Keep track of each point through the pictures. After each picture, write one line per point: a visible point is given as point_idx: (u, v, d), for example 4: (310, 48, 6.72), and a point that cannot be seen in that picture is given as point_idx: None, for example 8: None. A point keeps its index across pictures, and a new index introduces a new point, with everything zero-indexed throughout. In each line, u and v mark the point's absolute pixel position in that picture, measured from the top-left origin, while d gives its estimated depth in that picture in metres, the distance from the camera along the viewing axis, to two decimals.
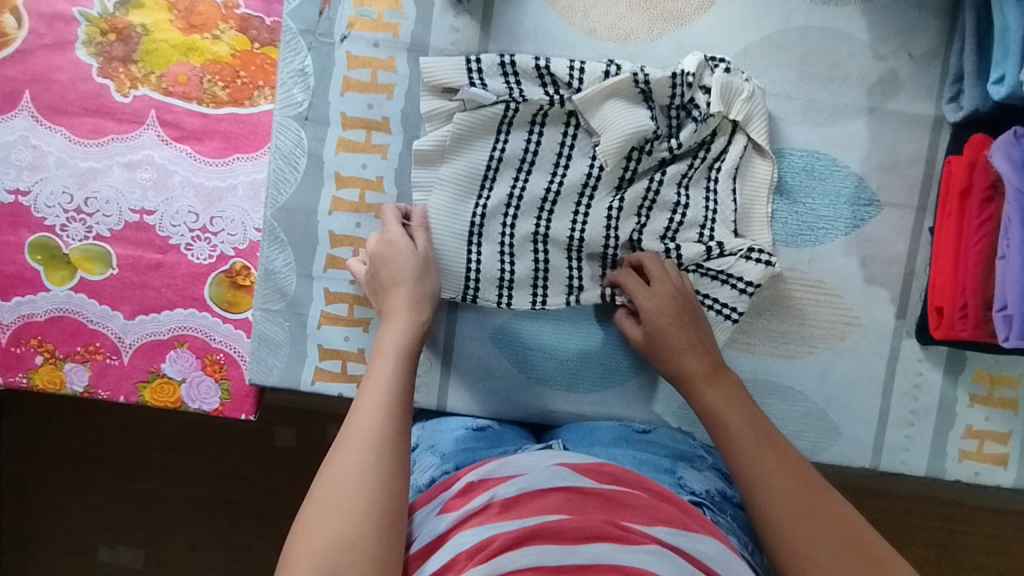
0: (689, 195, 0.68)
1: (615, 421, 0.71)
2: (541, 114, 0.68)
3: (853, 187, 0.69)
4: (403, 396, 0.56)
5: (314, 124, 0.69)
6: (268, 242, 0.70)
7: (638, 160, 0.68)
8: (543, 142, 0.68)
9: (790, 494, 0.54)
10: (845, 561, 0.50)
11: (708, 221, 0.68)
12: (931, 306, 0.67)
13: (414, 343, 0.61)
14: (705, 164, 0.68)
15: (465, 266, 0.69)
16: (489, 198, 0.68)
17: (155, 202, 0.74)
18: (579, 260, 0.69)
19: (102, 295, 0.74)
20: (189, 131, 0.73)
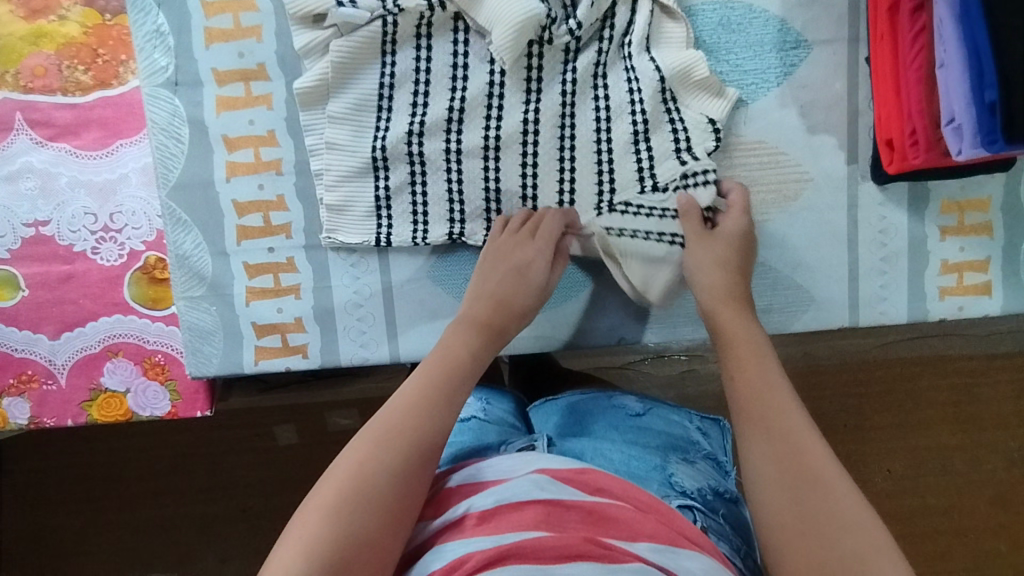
0: (606, 81, 0.63)
1: (610, 406, 0.72)
2: (424, 20, 0.62)
3: (776, 31, 0.63)
4: (448, 410, 0.51)
5: (186, 88, 0.63)
6: (172, 226, 0.65)
7: (540, 52, 0.62)
8: (432, 51, 0.62)
9: (766, 424, 0.49)
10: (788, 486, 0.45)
11: (636, 103, 0.62)
12: (880, 140, 0.63)
13: (469, 355, 0.55)
14: (617, 42, 0.63)
15: (375, 203, 0.64)
16: (389, 136, 0.63)
17: (47, 210, 0.69)
18: (495, 169, 0.64)
19: (20, 320, 0.70)
20: (63, 127, 0.68)
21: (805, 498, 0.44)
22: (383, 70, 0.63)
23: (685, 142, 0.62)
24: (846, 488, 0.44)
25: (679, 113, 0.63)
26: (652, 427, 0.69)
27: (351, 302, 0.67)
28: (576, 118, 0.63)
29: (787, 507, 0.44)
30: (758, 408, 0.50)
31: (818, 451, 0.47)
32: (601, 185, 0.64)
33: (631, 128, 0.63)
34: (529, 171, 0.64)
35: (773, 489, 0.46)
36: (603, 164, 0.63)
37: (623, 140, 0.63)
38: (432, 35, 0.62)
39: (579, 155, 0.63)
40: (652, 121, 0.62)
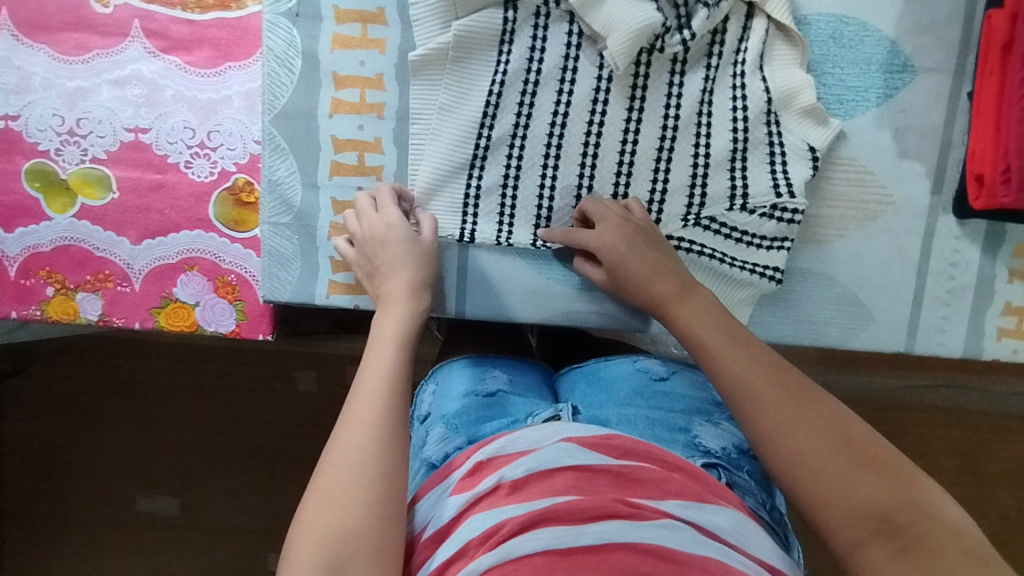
0: (711, 91, 0.64)
1: (631, 368, 0.72)
2: (541, 12, 0.63)
3: (885, 53, 0.64)
4: (401, 382, 0.52)
5: (306, 20, 0.65)
6: (270, 152, 0.67)
7: (649, 59, 0.64)
8: (546, 44, 0.64)
9: (772, 405, 0.49)
10: (835, 464, 0.45)
11: (740, 118, 0.64)
12: (969, 175, 0.64)
13: (412, 330, 0.57)
14: (727, 56, 0.64)
15: (467, 188, 0.66)
16: (494, 123, 0.64)
17: (149, 119, 0.71)
18: (592, 171, 0.65)
19: (105, 221, 0.72)
20: (176, 41, 0.69)
21: (843, 463, 0.45)
22: (498, 59, 0.64)
23: (779, 157, 0.64)
24: (866, 431, 0.47)
25: (780, 134, 0.64)
26: (676, 390, 0.69)
27: None
28: (678, 127, 0.64)
29: (826, 479, 0.45)
30: (765, 389, 0.49)
31: (826, 408, 0.48)
32: (692, 196, 0.65)
33: (729, 141, 0.64)
34: (624, 175, 0.65)
35: (817, 474, 0.46)
36: (697, 179, 0.65)
37: (720, 151, 0.64)
38: (548, 27, 0.64)
39: (675, 168, 0.65)
40: (751, 142, 0.64)
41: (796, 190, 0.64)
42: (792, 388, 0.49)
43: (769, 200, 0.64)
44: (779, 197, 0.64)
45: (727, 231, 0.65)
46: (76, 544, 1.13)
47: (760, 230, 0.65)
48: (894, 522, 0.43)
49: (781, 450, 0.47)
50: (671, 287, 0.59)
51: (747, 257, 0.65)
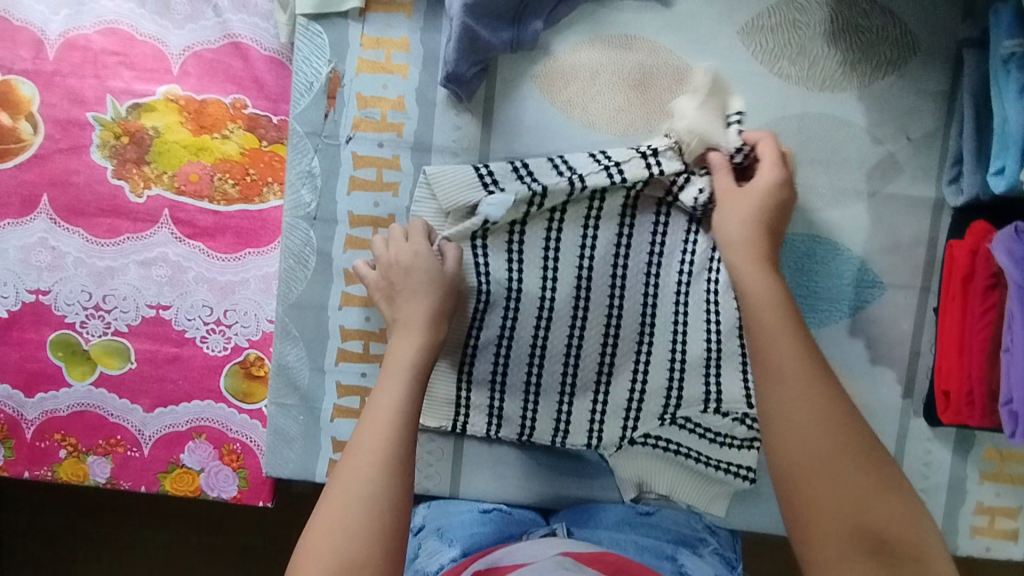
0: (685, 300, 0.70)
1: (620, 501, 0.73)
2: (517, 226, 0.68)
3: (856, 269, 0.69)
4: (410, 414, 0.55)
5: (322, 223, 0.71)
6: (282, 339, 0.72)
7: (627, 272, 0.70)
8: (525, 254, 0.69)
9: (812, 411, 0.50)
10: (854, 472, 0.48)
11: (713, 333, 0.69)
12: (936, 389, 0.67)
13: (427, 359, 0.60)
14: (700, 267, 0.70)
15: (459, 383, 0.71)
16: (482, 330, 0.70)
17: (171, 297, 0.76)
18: (572, 375, 0.71)
19: (121, 389, 0.76)
20: (202, 228, 0.75)
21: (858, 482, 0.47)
22: (480, 273, 0.69)
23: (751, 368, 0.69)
24: (886, 461, 0.49)
25: None
26: (663, 523, 0.70)
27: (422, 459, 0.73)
28: (653, 331, 0.71)
29: (836, 495, 0.47)
30: (810, 394, 0.50)
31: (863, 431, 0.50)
32: (669, 397, 0.71)
33: (703, 349, 0.70)
34: (604, 375, 0.71)
35: (832, 479, 0.47)
36: (672, 386, 0.70)
37: (695, 358, 0.70)
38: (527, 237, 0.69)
39: (652, 375, 0.71)
40: (724, 355, 0.69)
41: None
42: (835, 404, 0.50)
43: (741, 407, 0.69)
44: (750, 406, 0.69)
45: (705, 432, 0.71)
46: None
47: (733, 431, 0.70)
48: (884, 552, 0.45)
49: (801, 450, 0.49)
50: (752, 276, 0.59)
51: (722, 455, 0.70)
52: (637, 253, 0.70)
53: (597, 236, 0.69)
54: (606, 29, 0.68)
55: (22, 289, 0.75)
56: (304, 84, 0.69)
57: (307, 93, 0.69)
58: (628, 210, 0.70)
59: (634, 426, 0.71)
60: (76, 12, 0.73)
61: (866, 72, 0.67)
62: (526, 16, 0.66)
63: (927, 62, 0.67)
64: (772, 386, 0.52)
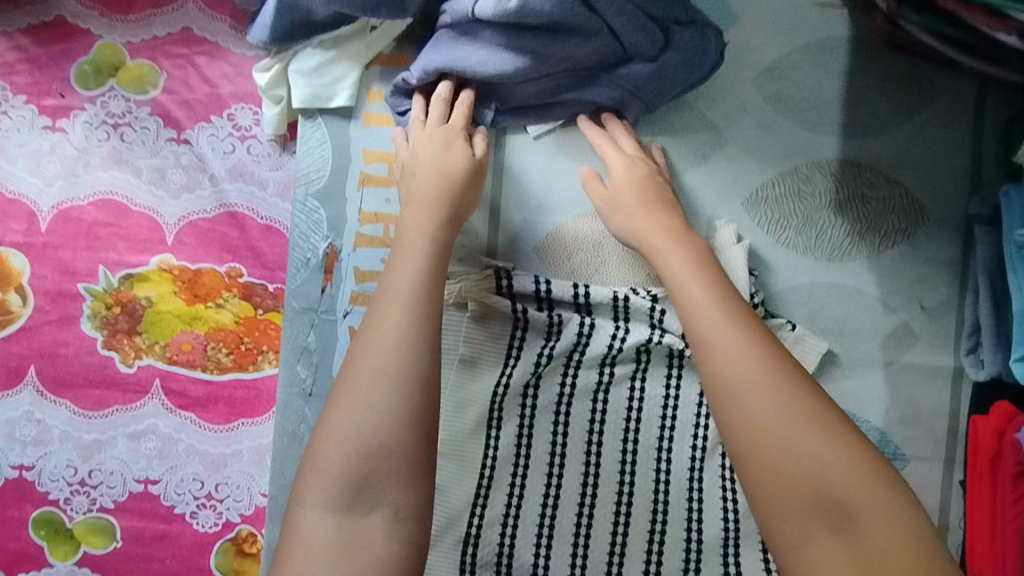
0: (700, 475, 0.65)
1: None
2: (529, 388, 0.66)
3: (877, 442, 0.66)
4: (432, 293, 0.51)
5: (317, 398, 0.68)
6: (274, 521, 0.68)
7: (636, 444, 0.65)
8: (535, 422, 0.66)
9: (756, 392, 0.45)
10: (807, 431, 0.43)
11: (729, 509, 0.64)
12: (969, 572, 0.63)
13: (442, 251, 0.56)
14: (714, 442, 0.65)
15: (461, 565, 0.65)
16: (487, 505, 0.65)
17: (160, 470, 0.73)
18: (583, 553, 0.65)
19: (106, 569, 0.72)
20: (194, 398, 0.73)
21: (829, 433, 0.43)
22: (488, 443, 0.66)
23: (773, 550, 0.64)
24: (826, 399, 0.45)
25: None
26: None
27: None
28: (667, 508, 0.65)
29: (778, 437, 0.43)
30: (769, 377, 0.46)
31: (818, 398, 0.45)
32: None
33: (720, 529, 0.64)
34: (616, 556, 0.65)
35: (765, 455, 0.43)
36: (689, 569, 0.64)
37: (712, 538, 0.64)
38: (538, 399, 0.66)
39: (667, 554, 0.64)
40: (744, 533, 0.64)
41: None
42: (780, 361, 0.47)
43: None
44: None
45: None
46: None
47: None
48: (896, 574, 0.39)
49: (784, 426, 0.43)
50: (712, 307, 0.51)
51: None
52: (647, 427, 0.66)
53: (606, 406, 0.66)
54: None
55: (5, 464, 0.73)
56: (300, 259, 0.68)
57: (303, 268, 0.68)
58: (638, 374, 0.66)
59: None
60: (71, 183, 0.73)
61: (875, 242, 0.66)
62: (485, 95, 0.66)
63: (937, 231, 0.66)
64: (729, 387, 0.46)
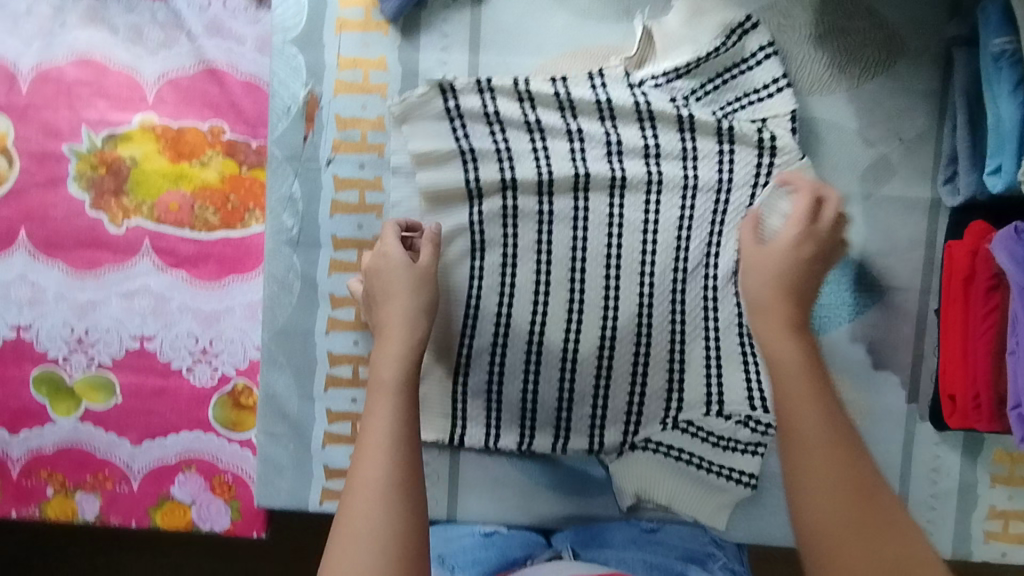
0: (682, 297, 0.69)
1: (622, 520, 0.70)
2: (507, 218, 0.68)
3: (852, 273, 0.68)
4: (406, 431, 0.52)
5: (305, 247, 0.69)
6: (269, 367, 0.70)
7: (618, 273, 0.69)
8: (518, 238, 0.68)
9: (830, 489, 0.46)
10: (855, 522, 0.44)
11: (710, 330, 0.69)
12: (941, 393, 0.65)
13: (411, 373, 0.56)
14: (696, 264, 0.68)
15: (454, 393, 0.70)
16: (475, 335, 0.69)
17: (155, 327, 0.74)
18: (570, 383, 0.69)
19: (108, 424, 0.75)
20: (184, 257, 0.74)
21: (832, 444, 0.47)
22: (472, 273, 0.68)
23: (754, 367, 0.68)
24: (893, 504, 0.46)
25: (753, 348, 0.68)
26: (668, 541, 0.69)
27: None
28: (650, 332, 0.69)
29: (853, 562, 0.43)
30: (830, 424, 0.48)
31: (870, 473, 0.47)
32: (670, 399, 0.69)
33: (702, 351, 0.69)
34: (603, 380, 0.69)
35: (840, 570, 0.43)
36: (673, 389, 0.69)
37: (695, 357, 0.69)
38: (517, 238, 0.68)
39: (652, 376, 0.70)
40: (724, 355, 0.69)
41: (769, 404, 0.68)
42: (862, 465, 0.47)
43: (745, 409, 0.68)
44: (753, 409, 0.68)
45: (708, 436, 0.69)
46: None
47: (736, 435, 0.69)
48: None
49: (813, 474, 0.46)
50: (773, 303, 0.55)
51: (723, 460, 0.69)
52: (628, 257, 0.69)
53: (587, 240, 0.68)
54: (590, 38, 0.68)
55: (4, 326, 0.74)
56: (281, 107, 0.68)
57: (284, 117, 0.68)
58: (615, 195, 0.68)
59: (636, 429, 0.70)
60: (48, 44, 0.72)
61: (854, 74, 0.66)
62: None
63: (915, 63, 0.66)
64: (790, 421, 0.49)
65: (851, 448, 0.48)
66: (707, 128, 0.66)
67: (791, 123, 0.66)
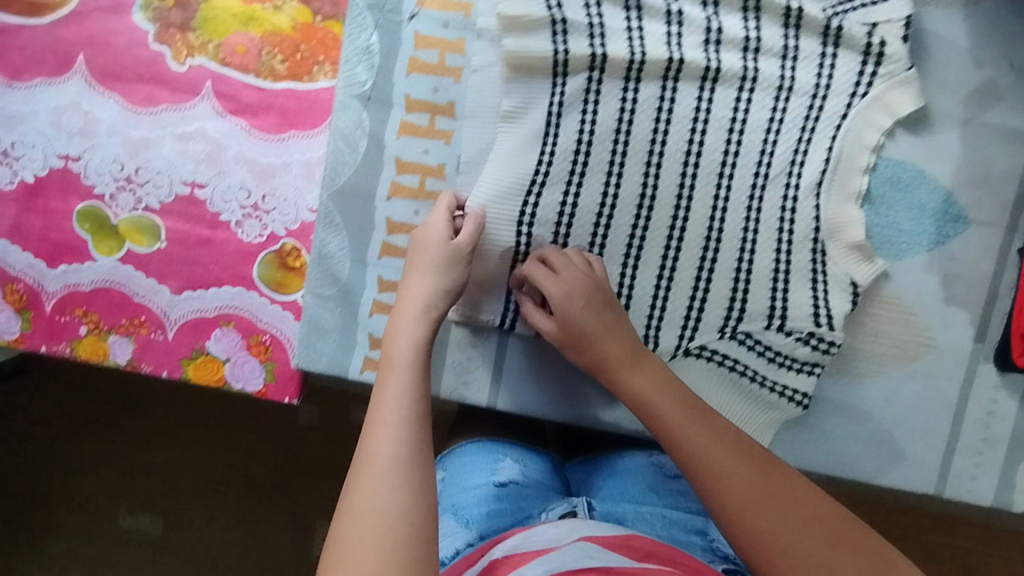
0: (759, 202, 0.66)
1: (648, 462, 0.74)
2: (588, 97, 0.65)
3: (940, 201, 0.66)
4: (415, 409, 0.53)
5: (376, 104, 0.67)
6: (324, 226, 0.68)
7: (697, 168, 0.66)
8: (597, 119, 0.65)
9: (756, 493, 0.52)
10: (783, 512, 0.51)
11: (784, 240, 0.66)
12: (1014, 332, 0.65)
13: (425, 346, 0.58)
14: (778, 170, 0.66)
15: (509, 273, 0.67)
16: (538, 215, 0.66)
17: (208, 175, 0.72)
18: (630, 278, 0.67)
19: (149, 268, 0.73)
20: (245, 105, 0.71)
21: (762, 491, 0.52)
22: (544, 147, 0.65)
23: (822, 282, 0.66)
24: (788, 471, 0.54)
25: (825, 264, 0.66)
26: (687, 489, 0.72)
27: (462, 365, 0.70)
28: (721, 235, 0.67)
29: (789, 543, 0.49)
30: (722, 442, 0.55)
31: (779, 469, 0.54)
32: (732, 307, 0.67)
33: (771, 261, 0.66)
34: (665, 279, 0.67)
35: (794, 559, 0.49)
36: (736, 297, 0.67)
37: (763, 268, 0.66)
38: (596, 118, 0.65)
39: (716, 281, 0.67)
40: (793, 267, 0.66)
41: (835, 323, 0.66)
42: (763, 461, 0.54)
43: (808, 326, 0.66)
44: (818, 326, 0.66)
45: (765, 350, 0.67)
46: (55, 555, 1.18)
47: (794, 352, 0.67)
48: (823, 529, 0.50)
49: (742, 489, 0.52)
50: (630, 370, 0.60)
51: (778, 377, 0.67)
52: (709, 155, 0.66)
53: (669, 130, 0.66)
54: None
55: (51, 153, 0.72)
56: None
57: None
58: (706, 87, 0.65)
59: (692, 335, 0.68)
60: None
61: None
62: None
63: None
64: (706, 480, 0.54)
65: (755, 458, 0.54)
66: (814, 24, 0.64)
67: (902, 31, 0.64)
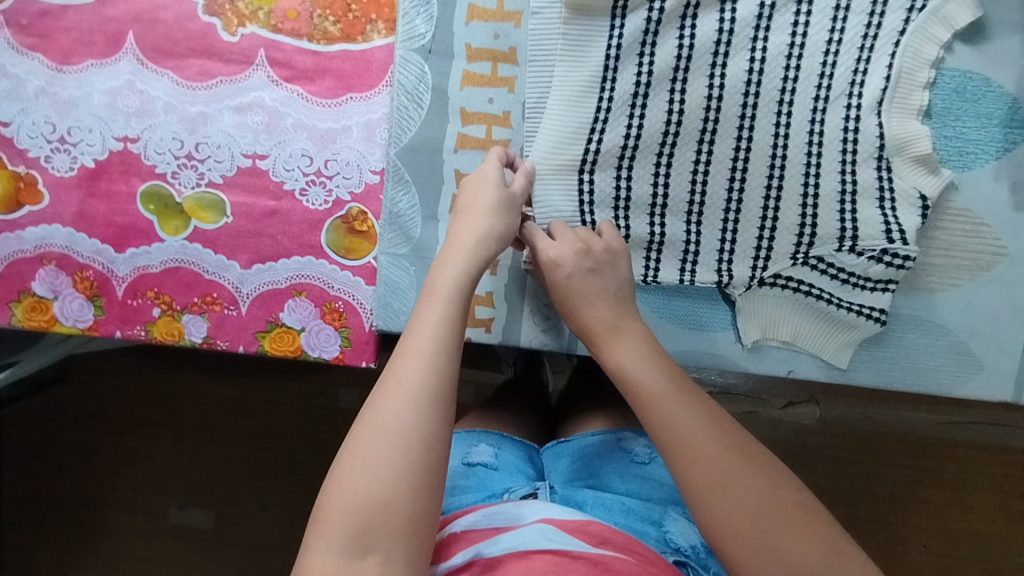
0: (821, 125, 0.66)
1: (619, 447, 0.71)
2: (646, 41, 0.65)
3: (1006, 108, 0.66)
4: (443, 357, 0.53)
5: (438, 56, 0.69)
6: (393, 183, 0.70)
7: (757, 96, 0.66)
8: (654, 58, 0.65)
9: (719, 466, 0.52)
10: (743, 488, 0.51)
11: (847, 159, 0.66)
12: None
13: (466, 287, 0.58)
14: (839, 91, 0.65)
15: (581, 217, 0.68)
16: (603, 160, 0.67)
17: (268, 145, 0.71)
18: (697, 219, 0.68)
19: (217, 245, 0.72)
20: (301, 70, 0.71)
21: (723, 469, 0.52)
22: (604, 88, 0.66)
23: (889, 200, 0.65)
24: (753, 446, 0.54)
25: (891, 177, 0.65)
26: (655, 476, 0.69)
27: (540, 314, 0.71)
28: (784, 164, 0.66)
29: (743, 520, 0.50)
30: (697, 412, 0.54)
31: (742, 443, 0.53)
32: (802, 234, 0.67)
33: (837, 183, 0.66)
34: (732, 214, 0.68)
35: (745, 536, 0.49)
36: (805, 223, 0.67)
37: (829, 189, 0.66)
38: (655, 54, 0.66)
39: (785, 209, 0.67)
40: (860, 186, 0.66)
41: (908, 237, 0.65)
42: (728, 433, 0.54)
43: (879, 244, 0.65)
44: (891, 242, 0.65)
45: (835, 271, 0.67)
46: (110, 554, 1.20)
47: (867, 272, 0.66)
48: (781, 509, 0.50)
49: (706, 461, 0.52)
50: (615, 337, 0.60)
51: (852, 298, 0.67)
52: (768, 83, 0.65)
53: (726, 61, 0.65)
54: None
55: (109, 136, 0.71)
56: None
57: None
58: (763, 10, 0.65)
59: (764, 264, 0.68)
60: None
61: None
62: None
63: None
64: (679, 455, 0.53)
65: (722, 431, 0.54)
66: None
67: None
